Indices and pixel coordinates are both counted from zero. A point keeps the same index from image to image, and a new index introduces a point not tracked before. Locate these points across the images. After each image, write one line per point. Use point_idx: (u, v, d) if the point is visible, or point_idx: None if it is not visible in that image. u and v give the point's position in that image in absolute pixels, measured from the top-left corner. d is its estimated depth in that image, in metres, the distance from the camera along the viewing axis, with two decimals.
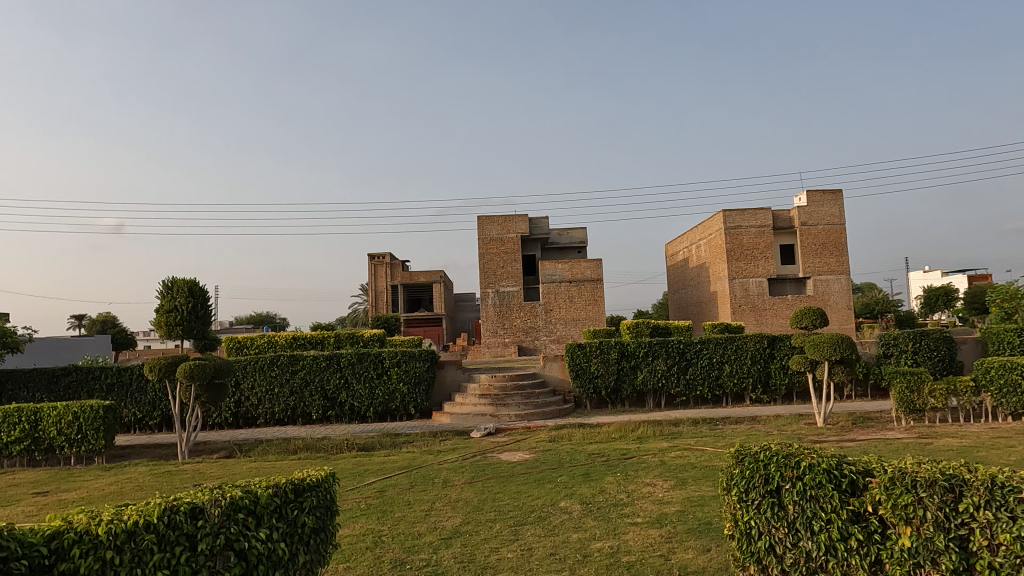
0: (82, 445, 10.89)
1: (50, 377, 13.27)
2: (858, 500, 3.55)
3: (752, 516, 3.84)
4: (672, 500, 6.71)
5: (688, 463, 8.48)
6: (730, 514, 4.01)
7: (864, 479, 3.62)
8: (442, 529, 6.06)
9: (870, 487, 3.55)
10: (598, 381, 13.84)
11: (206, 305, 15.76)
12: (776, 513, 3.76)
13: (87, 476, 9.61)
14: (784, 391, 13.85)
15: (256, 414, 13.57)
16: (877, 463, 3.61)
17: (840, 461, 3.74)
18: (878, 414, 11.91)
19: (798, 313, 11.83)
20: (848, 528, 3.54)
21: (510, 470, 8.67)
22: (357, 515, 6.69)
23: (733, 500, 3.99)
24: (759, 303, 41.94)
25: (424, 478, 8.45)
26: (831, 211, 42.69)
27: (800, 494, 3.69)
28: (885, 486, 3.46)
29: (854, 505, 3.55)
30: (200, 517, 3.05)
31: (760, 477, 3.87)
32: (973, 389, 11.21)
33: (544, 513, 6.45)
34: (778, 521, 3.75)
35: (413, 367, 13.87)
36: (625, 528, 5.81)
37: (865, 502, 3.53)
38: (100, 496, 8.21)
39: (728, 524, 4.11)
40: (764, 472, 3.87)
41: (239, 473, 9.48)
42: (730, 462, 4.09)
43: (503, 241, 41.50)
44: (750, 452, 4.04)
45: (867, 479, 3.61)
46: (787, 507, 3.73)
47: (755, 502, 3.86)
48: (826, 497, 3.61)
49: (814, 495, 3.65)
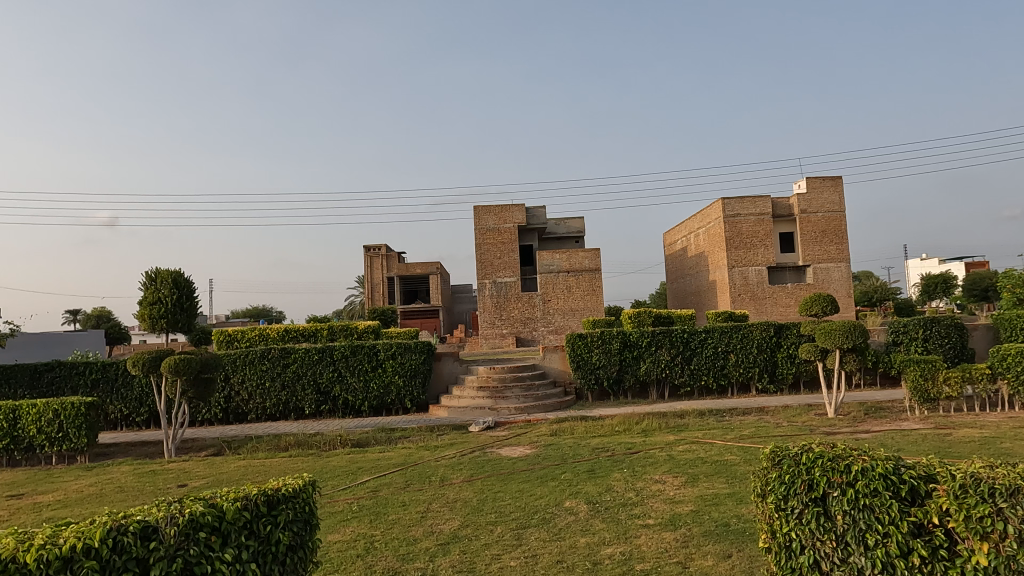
0: (63, 444, 10.43)
1: (32, 373, 12.76)
2: (921, 511, 3.18)
3: (794, 527, 3.44)
4: (685, 498, 6.29)
5: (698, 459, 8.06)
6: (766, 525, 3.61)
7: (928, 486, 3.24)
8: (439, 533, 5.63)
9: (934, 496, 3.18)
10: (600, 372, 13.41)
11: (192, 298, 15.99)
12: (822, 524, 3.35)
13: (67, 477, 9.15)
14: (791, 380, 13.45)
15: (246, 409, 13.12)
16: (942, 468, 3.25)
17: (897, 465, 3.35)
18: (890, 404, 11.53)
19: (807, 300, 11.41)
20: (909, 543, 3.15)
21: (511, 467, 8.24)
22: (348, 519, 6.26)
23: (771, 509, 3.58)
24: (759, 292, 41.59)
25: (420, 476, 8.02)
26: (831, 198, 42.27)
27: (851, 504, 3.28)
28: (956, 495, 3.09)
29: (916, 516, 3.17)
30: (152, 538, 2.63)
31: (802, 483, 3.46)
32: (989, 377, 10.80)
33: (549, 514, 6.03)
34: (824, 533, 3.34)
35: (408, 360, 13.42)
36: (637, 531, 5.38)
37: (929, 513, 3.16)
38: (77, 499, 7.74)
39: (762, 535, 3.71)
40: (808, 478, 3.45)
41: (227, 473, 9.04)
42: (766, 464, 3.68)
43: (500, 231, 41.02)
44: (790, 454, 3.63)
45: (930, 486, 3.24)
46: (836, 517, 3.31)
47: (796, 511, 3.45)
48: (884, 507, 3.21)
49: (869, 505, 3.25)
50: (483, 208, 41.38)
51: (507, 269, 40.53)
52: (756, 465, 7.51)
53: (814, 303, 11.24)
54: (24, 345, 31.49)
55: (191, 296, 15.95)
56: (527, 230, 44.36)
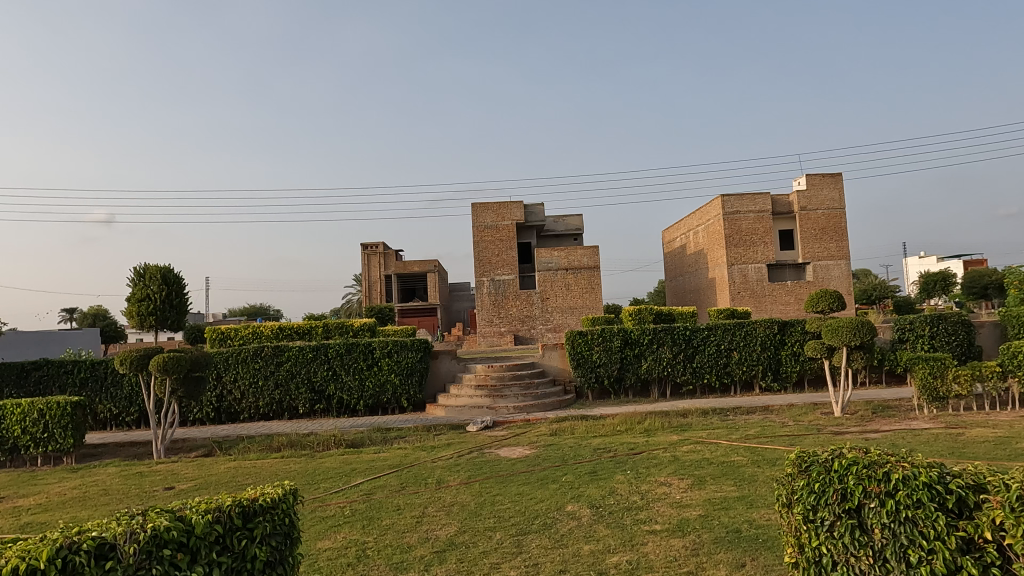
0: (48, 445, 10.12)
1: (19, 372, 12.44)
2: (970, 526, 3.04)
3: (825, 540, 3.41)
4: (692, 502, 6.01)
5: (705, 460, 7.78)
6: (794, 538, 3.62)
7: (978, 496, 3.10)
8: (435, 540, 5.35)
9: (985, 508, 3.03)
10: (601, 370, 13.13)
11: (181, 294, 15.86)
12: (858, 539, 3.28)
13: (51, 480, 8.85)
14: (795, 379, 13.19)
15: (239, 408, 12.83)
16: (993, 478, 3.09)
17: (943, 474, 3.22)
18: (897, 402, 11.27)
19: (812, 297, 11.17)
20: (957, 560, 3.01)
21: (511, 469, 7.96)
22: (340, 524, 5.97)
23: (799, 522, 3.58)
24: (758, 289, 41.36)
25: (417, 478, 7.73)
26: (830, 195, 42.03)
27: (891, 517, 3.19)
28: (1011, 508, 2.90)
29: (965, 531, 3.04)
30: (108, 558, 2.45)
31: (836, 493, 3.40)
32: (999, 375, 10.53)
33: (550, 519, 5.75)
34: (860, 548, 3.27)
35: (405, 358, 13.13)
36: (643, 538, 5.10)
37: (979, 528, 3.01)
38: (58, 503, 7.44)
39: (793, 551, 3.71)
40: (841, 487, 3.40)
41: (217, 474, 8.75)
42: (795, 473, 3.67)
43: (498, 228, 40.71)
44: (818, 460, 3.61)
45: (980, 496, 3.09)
46: (873, 531, 3.24)
47: (828, 523, 3.42)
48: (928, 521, 3.10)
49: (912, 518, 3.14)
50: (481, 205, 41.08)
51: (506, 267, 40.26)
52: (764, 467, 7.25)
53: (821, 300, 10.98)
54: (18, 344, 31.11)
55: (181, 293, 15.86)
56: (526, 228, 44.05)
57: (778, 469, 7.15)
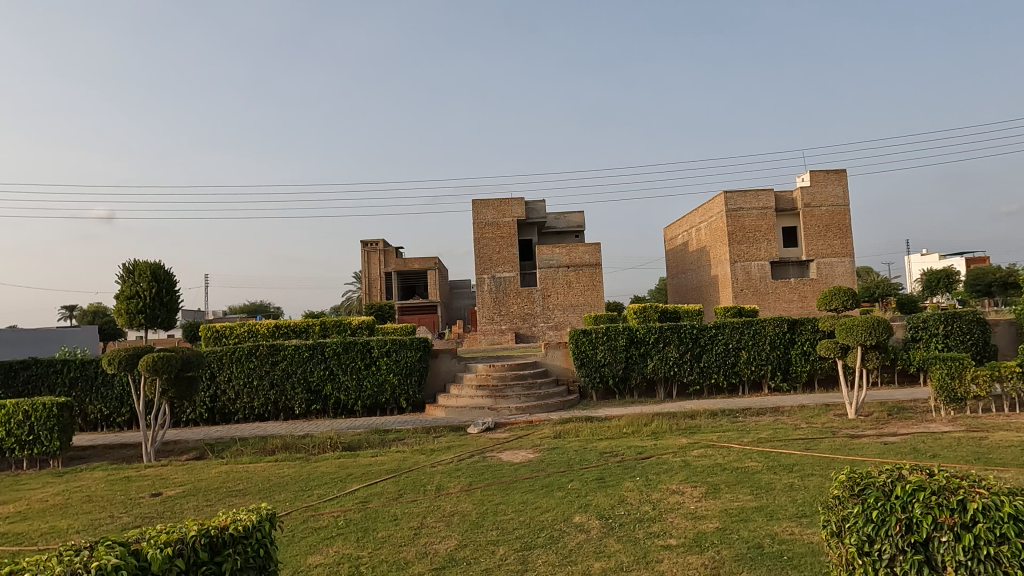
0: (34, 448, 9.76)
1: (7, 371, 12.08)
2: None
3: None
4: (708, 513, 5.64)
5: (717, 466, 7.41)
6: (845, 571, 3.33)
7: None
8: (433, 555, 4.99)
9: None
10: (605, 369, 12.76)
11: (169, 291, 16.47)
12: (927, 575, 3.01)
13: (33, 485, 8.48)
14: (805, 379, 12.83)
15: (233, 409, 12.47)
16: None
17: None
18: (912, 403, 10.91)
19: (825, 294, 10.78)
20: None
21: (514, 474, 7.59)
22: (333, 536, 5.60)
23: (851, 555, 3.29)
24: (762, 287, 40.98)
25: (415, 484, 7.37)
26: (835, 191, 41.61)
27: (968, 555, 2.92)
28: None
29: None
30: None
31: (899, 523, 3.11)
32: (1020, 375, 10.12)
33: (556, 532, 5.38)
34: None
35: (404, 357, 12.77)
36: (657, 554, 4.74)
37: None
38: (38, 511, 7.06)
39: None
40: (904, 517, 3.11)
41: (208, 479, 8.38)
42: (845, 496, 3.38)
43: (499, 225, 40.31)
44: (875, 485, 3.33)
45: None
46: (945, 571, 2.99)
47: (887, 559, 3.12)
48: (1012, 559, 2.88)
49: (993, 555, 2.90)
50: (482, 202, 40.67)
51: (506, 264, 39.88)
52: (781, 474, 6.88)
53: (834, 297, 10.59)
54: (16, 343, 30.82)
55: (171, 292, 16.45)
56: (527, 225, 43.67)
57: (796, 476, 6.78)
